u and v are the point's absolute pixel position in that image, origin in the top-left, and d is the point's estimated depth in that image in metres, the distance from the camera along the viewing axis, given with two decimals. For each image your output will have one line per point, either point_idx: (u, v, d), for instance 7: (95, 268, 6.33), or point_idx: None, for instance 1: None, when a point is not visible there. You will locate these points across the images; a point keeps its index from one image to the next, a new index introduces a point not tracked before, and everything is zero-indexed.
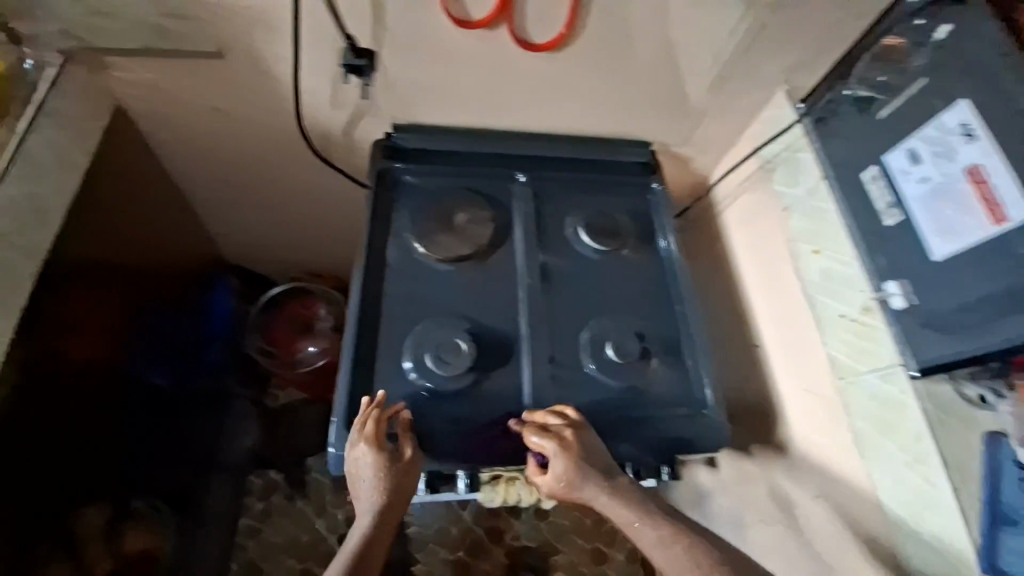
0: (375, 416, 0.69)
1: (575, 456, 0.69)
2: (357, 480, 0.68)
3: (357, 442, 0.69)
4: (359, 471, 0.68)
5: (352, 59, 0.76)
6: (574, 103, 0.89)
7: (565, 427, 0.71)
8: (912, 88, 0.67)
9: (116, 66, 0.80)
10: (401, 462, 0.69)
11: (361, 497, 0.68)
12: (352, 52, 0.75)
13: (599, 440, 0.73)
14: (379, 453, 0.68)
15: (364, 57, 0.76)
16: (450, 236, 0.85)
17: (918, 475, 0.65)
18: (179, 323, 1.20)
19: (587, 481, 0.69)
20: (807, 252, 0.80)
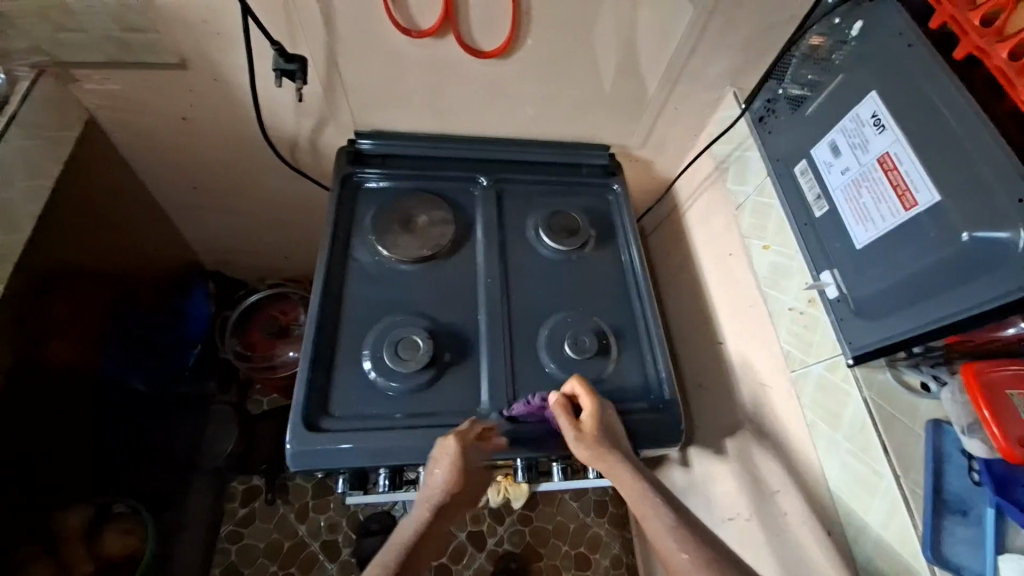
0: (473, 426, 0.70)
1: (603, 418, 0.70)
2: (435, 477, 0.65)
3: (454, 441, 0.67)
4: (441, 469, 0.66)
5: (283, 65, 0.76)
6: (529, 107, 0.92)
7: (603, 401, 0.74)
8: (832, 85, 0.67)
9: (86, 79, 0.83)
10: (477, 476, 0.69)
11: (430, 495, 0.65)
12: (283, 58, 0.76)
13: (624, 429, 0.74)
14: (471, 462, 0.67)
15: (296, 62, 0.76)
16: (410, 237, 0.88)
17: (863, 464, 0.64)
18: (156, 327, 1.23)
19: (617, 456, 0.67)
20: (757, 247, 0.82)
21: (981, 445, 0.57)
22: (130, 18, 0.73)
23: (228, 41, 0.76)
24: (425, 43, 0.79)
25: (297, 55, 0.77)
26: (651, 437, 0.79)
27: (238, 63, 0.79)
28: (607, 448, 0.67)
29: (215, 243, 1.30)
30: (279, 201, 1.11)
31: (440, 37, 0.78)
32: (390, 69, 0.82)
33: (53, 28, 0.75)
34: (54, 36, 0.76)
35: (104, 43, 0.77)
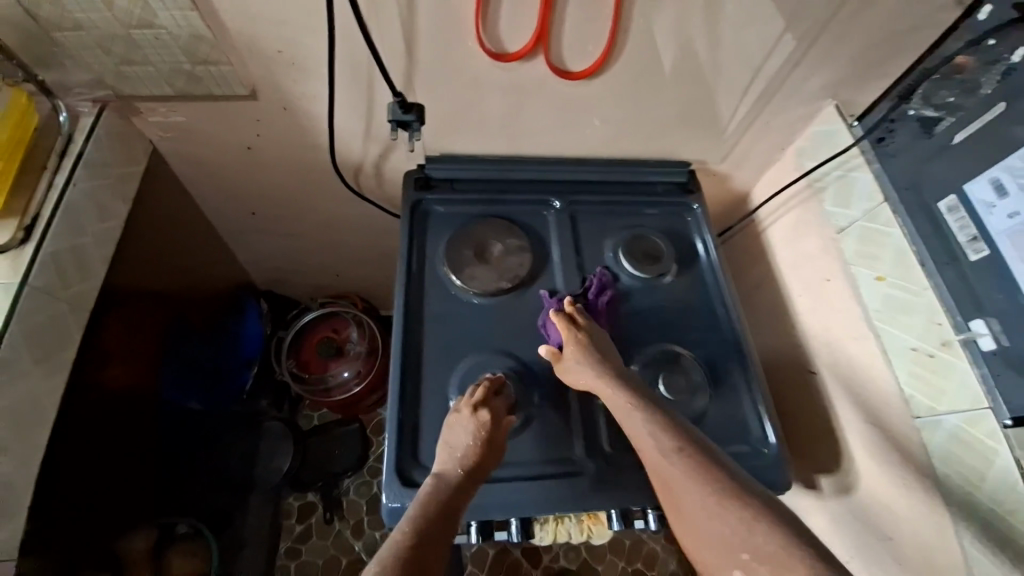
0: (493, 386, 0.71)
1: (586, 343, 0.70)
2: (451, 438, 0.66)
3: (467, 401, 0.69)
4: (457, 428, 0.66)
5: (401, 116, 0.75)
6: (609, 127, 0.86)
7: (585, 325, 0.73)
8: (989, 113, 0.63)
9: (150, 112, 0.80)
10: (499, 434, 0.67)
11: (449, 454, 0.64)
12: (401, 108, 0.75)
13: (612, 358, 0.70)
14: (488, 417, 0.67)
15: (413, 112, 0.75)
16: (486, 269, 0.83)
17: (1014, 529, 0.58)
18: (207, 349, 1.22)
19: (597, 364, 0.68)
20: (868, 278, 0.75)
21: None
22: (199, 49, 0.68)
23: (301, 71, 0.72)
24: (511, 66, 0.73)
25: (414, 104, 0.76)
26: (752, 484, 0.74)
27: (309, 92, 0.75)
28: (587, 358, 0.69)
29: (266, 263, 1.27)
30: (337, 223, 1.07)
31: (526, 59, 0.72)
32: (467, 92, 0.77)
33: (117, 62, 0.71)
34: (117, 69, 0.72)
35: (172, 75, 0.73)
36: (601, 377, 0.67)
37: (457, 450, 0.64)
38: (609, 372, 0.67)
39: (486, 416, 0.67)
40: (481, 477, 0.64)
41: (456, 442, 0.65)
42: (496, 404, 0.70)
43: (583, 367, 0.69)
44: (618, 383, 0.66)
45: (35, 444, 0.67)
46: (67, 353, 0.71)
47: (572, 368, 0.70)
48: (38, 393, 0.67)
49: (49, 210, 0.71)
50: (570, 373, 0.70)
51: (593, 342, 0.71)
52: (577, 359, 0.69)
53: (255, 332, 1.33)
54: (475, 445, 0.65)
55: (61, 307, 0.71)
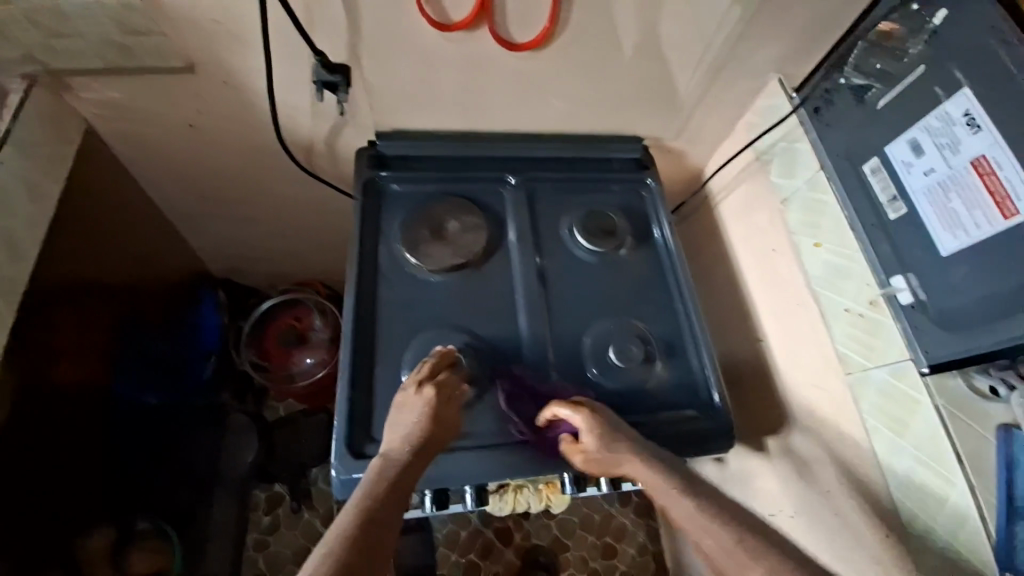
0: (441, 365, 0.70)
1: (601, 429, 0.67)
2: (399, 417, 0.66)
3: (413, 382, 0.68)
4: (404, 408, 0.66)
5: (325, 76, 0.72)
6: (560, 102, 0.86)
7: (585, 408, 0.69)
8: (912, 76, 0.64)
9: (82, 88, 0.76)
10: (448, 410, 0.67)
11: (396, 433, 0.64)
12: (325, 69, 0.71)
13: (626, 426, 0.68)
14: (434, 395, 0.66)
15: (339, 73, 0.72)
16: (442, 245, 0.83)
17: (937, 474, 0.62)
18: (163, 340, 1.18)
19: (623, 444, 0.65)
20: (808, 245, 0.78)
21: None
22: (130, 19, 0.66)
23: (241, 42, 0.69)
24: (456, 37, 0.73)
25: (340, 65, 0.72)
26: (698, 447, 0.77)
27: (251, 65, 0.73)
28: (610, 442, 0.66)
29: (222, 251, 1.23)
30: (293, 206, 1.05)
31: (471, 30, 0.72)
32: (415, 65, 0.76)
33: (44, 34, 0.67)
34: (45, 42, 0.69)
35: (103, 48, 0.70)
36: (632, 453, 0.64)
37: (405, 428, 0.64)
38: (636, 448, 0.65)
39: (432, 394, 0.66)
40: (431, 452, 0.64)
41: (404, 421, 0.65)
42: (444, 382, 0.69)
43: (608, 450, 0.66)
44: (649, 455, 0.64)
45: None
46: None
47: (596, 458, 0.67)
48: None
49: None
50: (593, 462, 0.67)
51: (607, 418, 0.68)
52: (601, 454, 0.66)
53: (212, 323, 1.28)
54: (423, 421, 0.64)
55: None
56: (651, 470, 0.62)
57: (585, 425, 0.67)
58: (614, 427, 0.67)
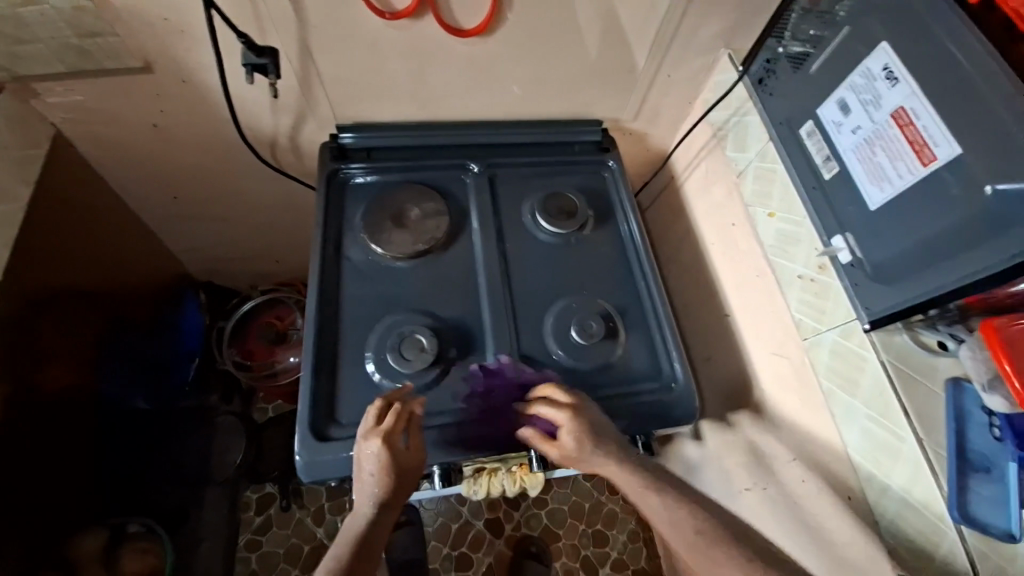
0: (394, 412, 0.66)
1: (582, 428, 0.67)
2: (361, 472, 0.65)
3: (368, 436, 0.65)
4: (363, 463, 0.64)
5: (254, 59, 0.72)
6: (515, 87, 0.89)
7: (567, 405, 0.69)
8: (838, 38, 0.66)
9: (47, 93, 0.78)
10: (408, 457, 0.66)
11: (361, 488, 0.64)
12: (253, 52, 0.71)
13: (601, 416, 0.70)
14: (390, 451, 0.64)
15: (267, 55, 0.72)
16: (403, 232, 0.85)
17: (885, 429, 0.63)
18: (148, 342, 1.20)
19: (605, 448, 0.66)
20: (762, 215, 0.80)
21: (1002, 401, 0.56)
22: (85, 21, 0.68)
23: (194, 39, 0.72)
24: (403, 25, 0.75)
25: (269, 47, 0.72)
26: (661, 417, 0.78)
27: (207, 62, 0.76)
28: (593, 446, 0.66)
29: (202, 253, 1.26)
30: (265, 202, 1.07)
31: (418, 17, 0.74)
32: (367, 55, 0.78)
33: (6, 41, 0.70)
34: (9, 49, 0.71)
35: (63, 52, 0.72)
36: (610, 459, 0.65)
37: (366, 486, 0.64)
38: (615, 455, 0.65)
39: (393, 449, 0.64)
40: (400, 499, 0.65)
41: (364, 477, 0.64)
42: (399, 430, 0.66)
43: (587, 453, 0.66)
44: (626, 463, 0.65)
45: None
46: None
47: (574, 456, 0.67)
48: None
49: None
50: (570, 461, 0.68)
51: (592, 420, 0.68)
52: (579, 452, 0.67)
53: (195, 324, 1.30)
54: (387, 479, 0.63)
55: None
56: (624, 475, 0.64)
57: (570, 424, 0.67)
58: (597, 428, 0.67)
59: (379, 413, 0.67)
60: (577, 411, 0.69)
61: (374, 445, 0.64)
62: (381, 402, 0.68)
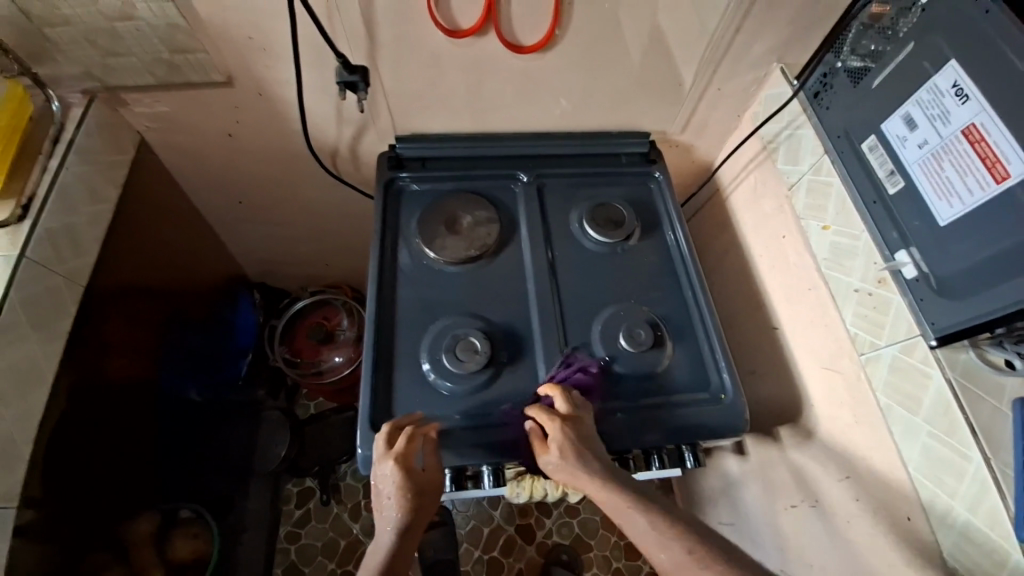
0: (405, 433, 0.68)
1: (571, 440, 0.67)
2: (379, 500, 0.64)
3: (381, 459, 0.66)
4: (381, 489, 0.65)
5: (346, 76, 0.78)
6: (565, 101, 0.91)
7: (564, 417, 0.70)
8: (903, 54, 0.66)
9: (135, 102, 0.85)
10: (425, 476, 0.66)
11: (382, 516, 0.63)
12: (347, 69, 0.77)
13: (591, 433, 0.69)
14: (406, 469, 0.64)
15: (359, 73, 0.78)
16: (456, 237, 0.88)
17: (948, 447, 0.62)
18: (205, 338, 1.27)
19: (589, 463, 0.64)
20: (815, 228, 0.80)
21: None
22: (177, 38, 0.74)
23: (273, 55, 0.77)
24: (466, 43, 0.78)
25: (359, 66, 0.78)
26: (708, 428, 0.78)
27: (282, 76, 0.81)
28: (575, 457, 0.65)
29: (257, 254, 1.32)
30: (321, 208, 1.13)
31: (482, 34, 0.77)
32: (427, 70, 0.82)
33: (102, 53, 0.76)
34: (103, 61, 0.77)
35: (154, 65, 0.78)
36: (587, 473, 0.64)
37: (387, 513, 0.63)
38: (601, 472, 0.64)
39: (407, 469, 0.65)
40: (422, 525, 0.64)
41: (384, 503, 0.63)
42: (411, 450, 0.68)
43: (568, 460, 0.65)
44: (609, 479, 0.63)
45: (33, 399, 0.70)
46: (63, 324, 0.75)
47: (555, 462, 0.66)
48: (35, 356, 0.71)
49: (42, 190, 0.75)
50: (552, 467, 0.66)
51: (587, 434, 0.69)
52: (563, 458, 0.65)
53: (248, 323, 1.37)
54: (406, 501, 0.63)
55: (58, 280, 0.75)
56: (602, 488, 0.62)
57: (562, 431, 0.68)
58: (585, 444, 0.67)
59: (389, 437, 0.69)
60: (568, 423, 0.69)
61: (390, 468, 0.65)
62: (392, 428, 0.70)
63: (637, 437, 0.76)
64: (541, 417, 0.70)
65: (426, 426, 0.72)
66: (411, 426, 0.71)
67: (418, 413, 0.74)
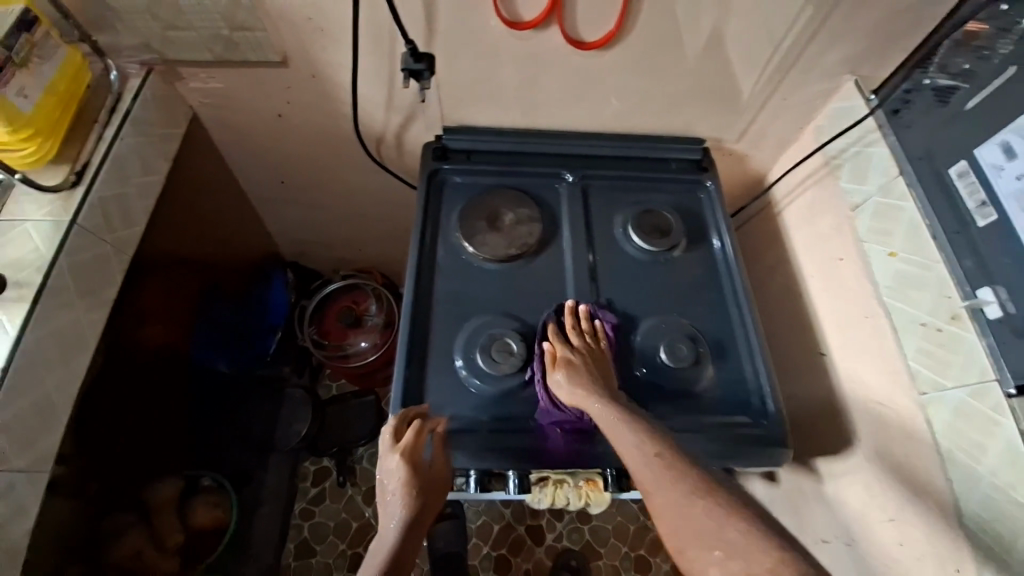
0: (412, 427, 0.69)
1: (578, 365, 0.71)
2: (385, 492, 0.66)
3: (388, 452, 0.67)
4: (387, 481, 0.66)
5: (412, 64, 0.77)
6: (620, 102, 0.88)
7: (575, 347, 0.74)
8: (1002, 77, 0.63)
9: (191, 77, 0.85)
10: (431, 472, 0.67)
11: (387, 509, 0.65)
12: (413, 57, 0.76)
13: (601, 364, 0.73)
14: (412, 465, 0.66)
15: (424, 61, 0.77)
16: (497, 235, 0.86)
17: (1014, 503, 0.57)
18: (235, 313, 1.28)
19: (592, 384, 0.69)
20: (879, 254, 0.75)
21: None
22: (238, 15, 0.74)
23: (330, 38, 0.77)
24: (527, 36, 0.76)
25: (426, 54, 0.77)
26: (746, 455, 0.75)
27: (336, 59, 0.80)
28: (578, 378, 0.69)
29: (293, 234, 1.33)
30: (361, 193, 1.12)
31: (543, 28, 0.75)
32: (483, 62, 0.80)
33: (163, 26, 0.76)
34: (163, 33, 0.78)
35: (213, 41, 0.79)
36: (587, 391, 0.68)
37: (392, 506, 0.65)
38: (603, 394, 0.68)
39: (414, 464, 0.66)
40: (426, 519, 0.66)
41: (389, 496, 0.65)
42: (418, 444, 0.68)
43: (576, 381, 0.69)
44: (609, 400, 0.67)
45: (78, 366, 0.71)
46: (108, 292, 0.75)
47: (560, 382, 0.71)
48: (81, 323, 0.71)
49: (97, 158, 0.76)
50: (557, 388, 0.71)
51: (598, 363, 0.72)
52: (566, 379, 0.70)
53: (280, 301, 1.37)
54: (411, 497, 0.64)
55: (106, 249, 0.76)
56: None
57: (570, 357, 0.72)
58: (591, 371, 0.71)
59: (396, 431, 0.69)
60: (578, 352, 0.73)
61: (396, 463, 0.66)
62: (399, 419, 0.71)
63: None
64: (556, 344, 0.75)
65: (434, 420, 0.72)
66: (418, 418, 0.72)
67: (425, 405, 0.74)
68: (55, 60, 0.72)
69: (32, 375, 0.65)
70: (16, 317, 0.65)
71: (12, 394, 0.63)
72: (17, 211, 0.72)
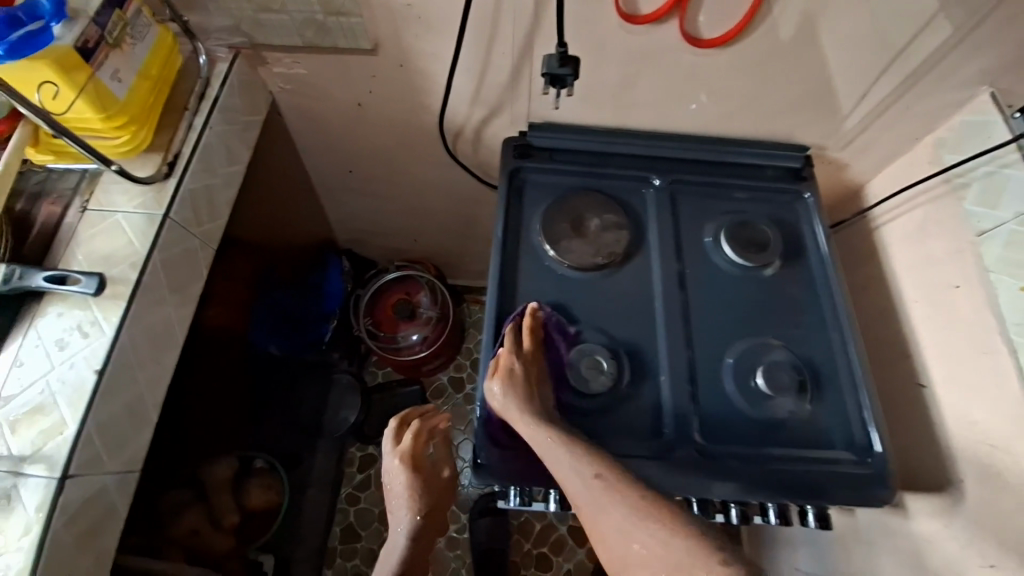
0: (411, 429, 0.75)
1: (515, 381, 0.70)
2: (392, 493, 0.73)
3: (391, 455, 0.74)
4: (393, 482, 0.73)
5: (557, 69, 0.71)
6: (722, 104, 0.83)
7: (519, 359, 0.72)
8: None
9: (275, 62, 0.83)
10: (433, 470, 0.74)
11: (395, 509, 0.72)
12: (559, 61, 0.70)
13: (540, 386, 0.72)
14: (414, 465, 0.73)
15: (569, 65, 0.70)
16: (581, 241, 0.82)
17: None
18: (297, 299, 1.22)
19: (527, 407, 0.68)
20: (1009, 287, 0.68)
21: None
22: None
23: (427, 26, 0.73)
24: (640, 31, 0.72)
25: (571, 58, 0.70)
26: (848, 489, 0.70)
27: (430, 50, 0.77)
28: (513, 394, 0.69)
29: (352, 222, 1.31)
30: (429, 186, 1.09)
31: (659, 22, 0.71)
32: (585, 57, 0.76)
33: (256, 9, 0.73)
34: (255, 15, 0.75)
35: (305, 26, 0.76)
36: (521, 411, 0.68)
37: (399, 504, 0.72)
38: (538, 419, 0.67)
39: (414, 465, 0.73)
40: (436, 512, 0.73)
41: (396, 496, 0.72)
42: (417, 445, 0.75)
43: (510, 397, 0.69)
44: (540, 425, 0.67)
45: (166, 363, 0.70)
46: (195, 286, 0.74)
47: (497, 394, 0.71)
48: (172, 323, 0.71)
49: (187, 148, 0.74)
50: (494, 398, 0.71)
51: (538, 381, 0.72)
52: (503, 392, 0.70)
53: (337, 288, 1.34)
54: (417, 496, 0.71)
55: (194, 241, 0.74)
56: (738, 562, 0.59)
57: (512, 370, 0.71)
58: (528, 394, 0.70)
59: (396, 432, 0.76)
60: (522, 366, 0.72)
61: (398, 466, 0.73)
62: (399, 423, 0.77)
63: (761, 490, 0.70)
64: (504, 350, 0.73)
65: (433, 420, 0.77)
66: (417, 419, 0.78)
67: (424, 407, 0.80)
68: (146, 42, 0.70)
69: (123, 373, 0.64)
70: (111, 315, 0.65)
71: (108, 393, 0.63)
72: (107, 199, 0.72)
